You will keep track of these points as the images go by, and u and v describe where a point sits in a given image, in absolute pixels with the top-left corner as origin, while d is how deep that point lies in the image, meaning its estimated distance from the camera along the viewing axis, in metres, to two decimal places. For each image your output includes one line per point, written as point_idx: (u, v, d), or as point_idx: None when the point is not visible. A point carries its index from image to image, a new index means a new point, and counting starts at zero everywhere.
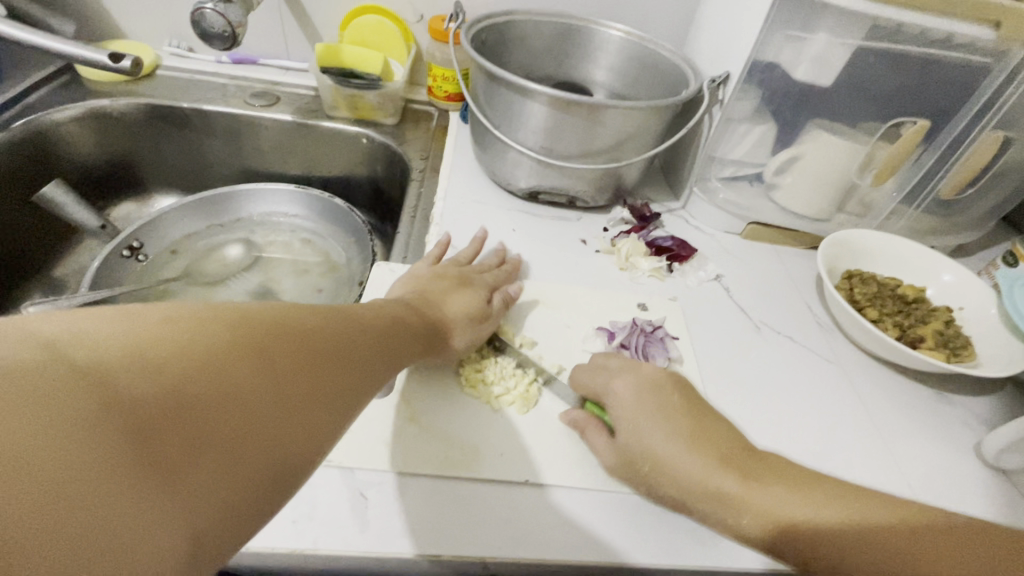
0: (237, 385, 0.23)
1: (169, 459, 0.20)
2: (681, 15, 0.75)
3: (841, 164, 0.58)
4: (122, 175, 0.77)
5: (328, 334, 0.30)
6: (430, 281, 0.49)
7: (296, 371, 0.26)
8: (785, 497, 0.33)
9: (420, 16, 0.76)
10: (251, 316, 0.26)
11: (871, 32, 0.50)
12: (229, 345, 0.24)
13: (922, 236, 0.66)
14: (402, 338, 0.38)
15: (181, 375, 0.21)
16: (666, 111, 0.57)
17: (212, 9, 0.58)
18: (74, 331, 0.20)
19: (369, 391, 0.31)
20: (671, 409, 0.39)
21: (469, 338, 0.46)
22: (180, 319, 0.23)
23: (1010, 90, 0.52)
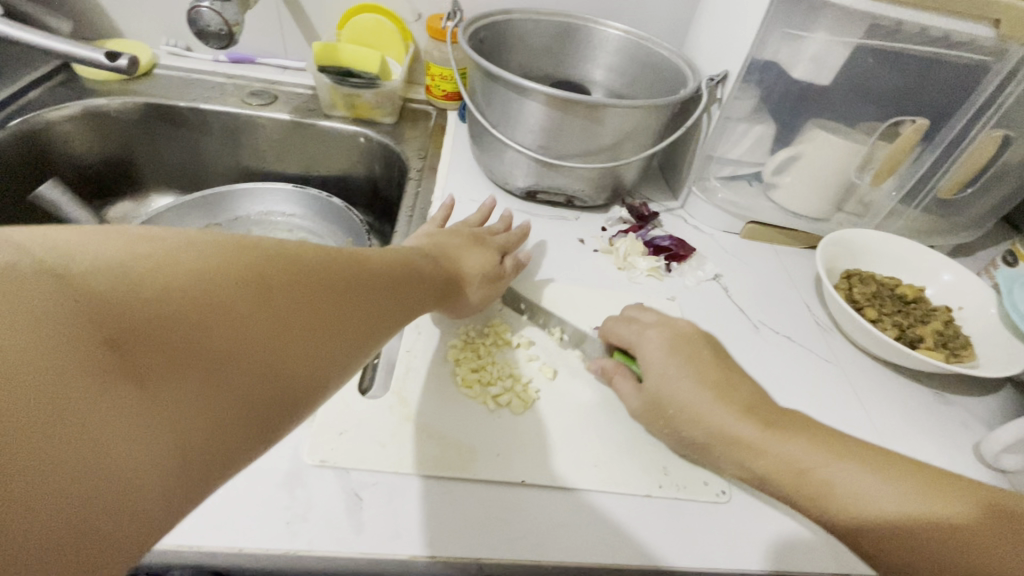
0: (231, 310, 0.24)
1: (153, 370, 0.21)
2: (679, 14, 0.75)
3: (840, 164, 0.57)
4: (120, 174, 0.77)
5: (331, 270, 0.30)
6: (446, 237, 0.49)
7: (292, 301, 0.26)
8: (800, 447, 0.33)
9: (418, 15, 0.76)
10: (250, 245, 0.27)
11: (870, 31, 0.50)
12: (221, 270, 0.24)
13: (921, 236, 0.66)
14: (414, 288, 0.38)
15: (169, 292, 0.22)
16: (664, 109, 0.57)
17: (208, 7, 0.58)
18: (78, 245, 0.21)
19: (372, 332, 0.31)
20: (702, 360, 0.40)
21: (482, 294, 0.48)
22: (174, 242, 0.24)
23: (1009, 91, 0.52)
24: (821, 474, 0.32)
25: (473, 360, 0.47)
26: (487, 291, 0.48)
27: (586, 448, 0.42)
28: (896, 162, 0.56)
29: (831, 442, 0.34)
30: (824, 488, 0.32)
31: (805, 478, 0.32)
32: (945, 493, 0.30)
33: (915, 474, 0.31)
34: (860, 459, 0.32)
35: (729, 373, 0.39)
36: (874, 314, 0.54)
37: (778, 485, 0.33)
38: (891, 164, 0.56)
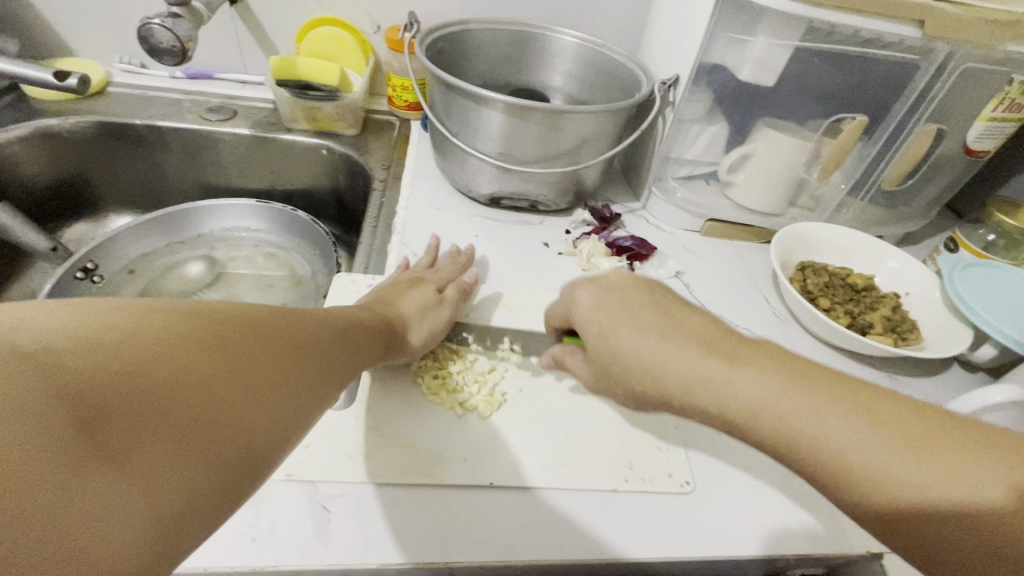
0: (196, 376, 0.23)
1: (124, 449, 0.20)
2: (633, 21, 0.77)
3: (789, 159, 0.60)
4: (74, 195, 0.75)
5: (286, 326, 0.30)
6: (384, 288, 0.49)
7: (254, 359, 0.26)
8: (767, 381, 0.30)
9: (376, 27, 0.77)
10: (202, 307, 0.27)
11: (807, 33, 0.52)
12: (182, 335, 0.24)
13: (870, 227, 0.69)
14: (364, 337, 0.38)
15: (133, 364, 0.22)
16: (618, 115, 0.58)
17: (159, 25, 0.57)
18: (26, 320, 0.20)
19: (333, 382, 0.32)
20: (639, 304, 0.37)
21: (425, 330, 0.46)
22: (130, 310, 0.23)
23: (939, 84, 0.54)
24: (790, 413, 0.28)
25: (439, 367, 0.47)
26: (437, 323, 0.47)
27: (553, 448, 0.43)
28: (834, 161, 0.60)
29: (795, 366, 0.30)
30: (817, 433, 0.27)
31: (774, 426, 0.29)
32: (908, 422, 0.27)
33: (881, 411, 0.28)
34: (824, 387, 0.29)
35: (677, 313, 0.36)
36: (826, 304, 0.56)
37: (740, 424, 0.30)
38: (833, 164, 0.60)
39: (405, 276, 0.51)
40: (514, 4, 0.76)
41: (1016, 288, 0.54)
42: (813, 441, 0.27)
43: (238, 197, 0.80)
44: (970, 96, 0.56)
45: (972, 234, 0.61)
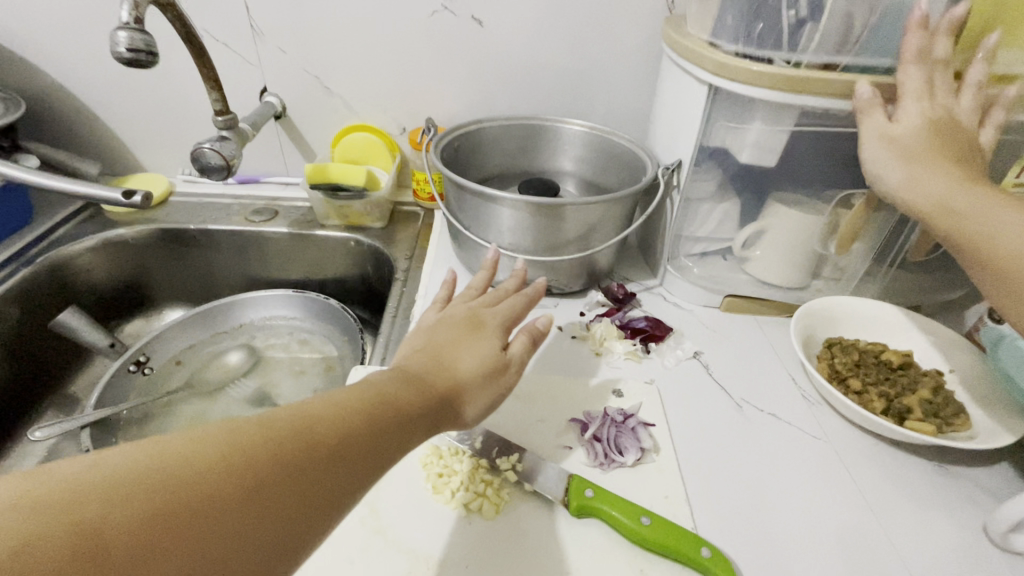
0: (180, 523, 0.23)
1: None
2: (640, 108, 0.81)
3: (897, 129, 0.49)
4: (135, 294, 0.83)
5: (224, 472, 0.26)
6: (442, 332, 0.46)
7: (147, 548, 0.22)
8: None
9: (402, 128, 0.85)
10: (95, 477, 0.23)
11: (802, 117, 0.53)
12: (40, 539, 0.20)
13: (906, 296, 0.65)
14: (367, 445, 0.32)
15: (116, 528, 0.22)
16: (623, 202, 0.60)
17: (210, 147, 0.65)
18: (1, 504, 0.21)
19: (286, 537, 0.26)
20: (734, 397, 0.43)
21: (483, 400, 0.42)
22: (116, 465, 0.24)
23: None
24: None
25: (444, 464, 0.46)
26: (495, 389, 0.43)
27: (561, 553, 0.41)
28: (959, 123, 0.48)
29: None
30: None
31: None
32: None
33: None
34: None
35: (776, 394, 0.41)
36: (952, 190, 0.44)
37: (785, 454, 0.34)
38: (950, 136, 0.48)
39: (463, 318, 0.49)
40: (525, 101, 0.82)
41: None
42: None
43: (277, 287, 0.86)
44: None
45: None
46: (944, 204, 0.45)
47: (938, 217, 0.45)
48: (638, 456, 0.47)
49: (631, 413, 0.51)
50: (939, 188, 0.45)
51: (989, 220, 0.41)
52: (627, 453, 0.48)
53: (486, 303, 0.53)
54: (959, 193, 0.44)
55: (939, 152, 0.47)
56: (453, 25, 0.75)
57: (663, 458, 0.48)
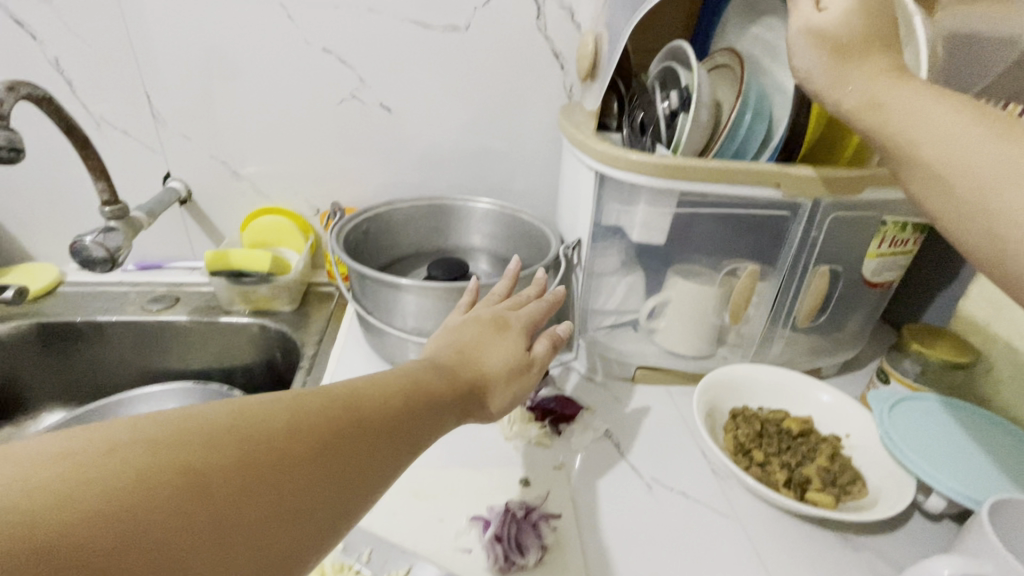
0: (218, 501, 0.24)
1: None
2: (550, 186, 0.84)
3: (826, 18, 0.39)
4: (8, 397, 0.74)
5: (260, 450, 0.27)
6: (467, 328, 0.47)
7: (227, 501, 0.24)
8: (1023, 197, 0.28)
9: (315, 210, 0.84)
10: (190, 426, 0.26)
11: (682, 200, 0.56)
12: (157, 474, 0.23)
13: (805, 359, 0.68)
14: (411, 430, 0.34)
15: (150, 502, 0.23)
16: (525, 279, 0.61)
17: (90, 240, 0.61)
18: (42, 470, 0.22)
19: (341, 509, 0.29)
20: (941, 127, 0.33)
21: (508, 395, 0.43)
22: (157, 439, 0.25)
23: (815, 230, 0.56)
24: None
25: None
26: (520, 386, 0.45)
27: None
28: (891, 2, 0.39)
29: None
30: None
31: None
32: None
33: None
34: None
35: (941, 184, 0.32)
36: (893, 90, 0.36)
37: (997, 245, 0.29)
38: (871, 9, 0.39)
39: (485, 314, 0.49)
40: (438, 181, 0.83)
41: (952, 425, 0.53)
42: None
43: (176, 379, 0.80)
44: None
45: (899, 366, 0.59)
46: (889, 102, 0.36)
47: (879, 121, 0.36)
48: (539, 558, 0.45)
49: (533, 507, 0.48)
50: (864, 67, 0.38)
51: (917, 100, 0.34)
52: (528, 554, 0.45)
53: (509, 306, 0.52)
54: (906, 90, 0.35)
55: (876, 43, 0.38)
56: (361, 112, 0.77)
57: (568, 554, 0.46)
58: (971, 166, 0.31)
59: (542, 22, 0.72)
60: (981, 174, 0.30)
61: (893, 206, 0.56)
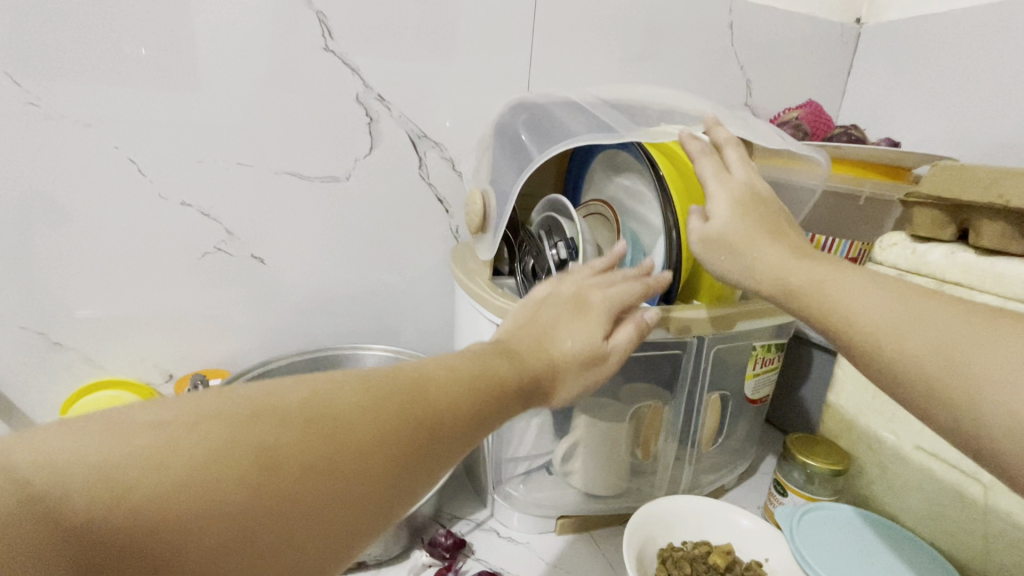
0: (324, 463, 0.28)
1: (259, 530, 0.25)
2: (444, 323, 0.82)
3: (713, 225, 0.48)
4: None
5: (365, 424, 0.30)
6: (551, 306, 0.50)
7: (334, 465, 0.28)
8: (919, 356, 0.33)
9: (168, 375, 0.72)
10: (273, 402, 0.29)
11: None
12: (283, 437, 0.27)
13: (710, 477, 0.70)
14: (473, 419, 0.35)
15: (275, 460, 0.27)
16: None
17: None
18: (203, 419, 0.27)
19: (423, 477, 0.32)
20: (845, 296, 0.38)
21: (579, 384, 0.47)
22: (290, 405, 0.29)
23: (703, 362, 0.61)
24: (938, 342, 0.32)
25: None
26: (589, 376, 0.47)
27: None
28: (764, 197, 0.48)
29: (926, 312, 0.34)
30: (958, 368, 0.31)
31: (943, 380, 0.31)
32: (959, 326, 0.32)
33: (938, 310, 0.34)
34: (929, 311, 0.34)
35: (856, 346, 0.37)
36: (809, 276, 0.42)
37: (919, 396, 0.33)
38: (749, 201, 0.48)
39: (568, 293, 0.51)
40: (323, 329, 0.77)
41: (850, 532, 0.57)
42: (951, 366, 0.31)
43: None
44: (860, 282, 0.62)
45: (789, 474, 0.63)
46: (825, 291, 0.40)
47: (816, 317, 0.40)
48: None
49: None
50: (749, 256, 0.46)
51: (804, 275, 0.42)
52: None
53: (594, 278, 0.53)
54: (835, 283, 0.40)
55: (757, 230, 0.47)
56: (228, 264, 0.70)
57: None
58: (905, 348, 0.34)
59: (424, 171, 0.75)
60: (921, 357, 0.33)
61: (758, 333, 0.63)
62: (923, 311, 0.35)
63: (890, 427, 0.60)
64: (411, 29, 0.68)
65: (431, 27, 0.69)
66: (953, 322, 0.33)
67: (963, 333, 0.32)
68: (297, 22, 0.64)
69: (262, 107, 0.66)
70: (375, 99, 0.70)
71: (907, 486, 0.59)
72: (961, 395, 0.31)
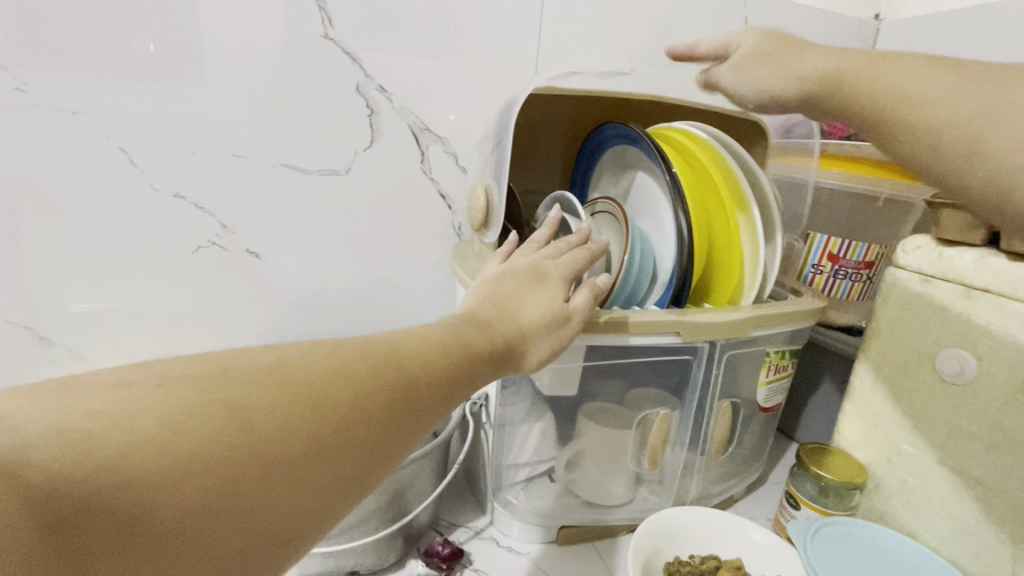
0: (300, 420, 0.27)
1: (234, 486, 0.25)
2: None
3: (739, 48, 0.50)
4: None
5: (341, 384, 0.30)
6: (505, 281, 0.48)
7: (309, 422, 0.28)
8: (972, 116, 0.38)
9: None
10: (244, 366, 0.28)
11: (590, 353, 0.55)
12: (255, 397, 0.27)
13: (718, 487, 0.67)
14: (449, 380, 0.35)
15: (249, 417, 0.26)
16: (435, 452, 0.56)
17: None
18: (170, 382, 0.26)
19: (403, 439, 0.31)
20: (892, 75, 0.42)
21: (547, 347, 0.45)
22: (260, 368, 0.29)
23: (714, 369, 0.59)
24: (991, 113, 0.38)
25: None
26: (556, 341, 0.45)
27: None
28: (783, 38, 0.48)
29: (974, 83, 0.39)
30: (1009, 133, 0.37)
31: (992, 135, 0.37)
32: (1009, 92, 0.38)
33: (982, 82, 0.39)
34: (975, 84, 0.39)
35: (892, 119, 0.42)
36: (858, 64, 0.43)
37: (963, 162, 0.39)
38: (778, 39, 0.48)
39: (522, 268, 0.50)
40: (322, 327, 0.75)
41: (867, 549, 0.55)
42: (1001, 138, 0.37)
43: None
44: (889, 272, 0.58)
45: (802, 487, 0.61)
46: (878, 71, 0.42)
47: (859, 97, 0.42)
48: None
49: None
50: (775, 67, 0.47)
51: (818, 55, 0.45)
52: None
53: (544, 250, 0.52)
54: (878, 63, 0.43)
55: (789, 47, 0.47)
56: (224, 259, 0.68)
57: None
58: (959, 115, 0.38)
59: (426, 166, 0.72)
60: (975, 116, 0.38)
61: (770, 340, 0.60)
62: (956, 82, 0.39)
63: (910, 440, 0.58)
64: (413, 19, 0.66)
65: (433, 16, 0.66)
66: (999, 96, 0.38)
67: (1012, 103, 0.37)
68: (295, 9, 0.62)
69: (257, 97, 0.63)
70: (375, 90, 0.67)
71: (929, 502, 0.57)
72: (997, 143, 0.37)
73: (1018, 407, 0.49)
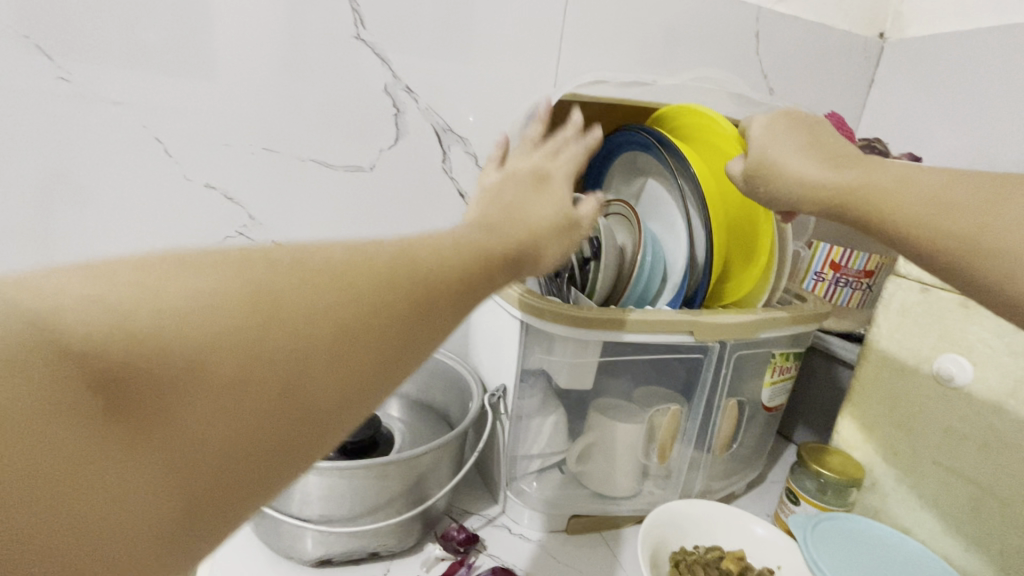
0: (326, 312, 0.24)
1: (255, 381, 0.22)
2: None
3: (756, 143, 0.48)
4: None
5: (367, 277, 0.26)
6: (513, 189, 0.49)
7: (335, 315, 0.24)
8: (954, 234, 0.35)
9: None
10: (258, 252, 0.25)
11: (606, 349, 0.57)
12: (274, 285, 0.23)
13: (722, 483, 0.70)
14: (477, 280, 0.32)
15: (270, 305, 0.23)
16: (455, 441, 0.58)
17: None
18: (182, 263, 0.23)
19: (433, 341, 0.28)
20: (882, 203, 0.39)
21: (562, 243, 0.46)
22: (275, 255, 0.25)
23: (723, 370, 0.61)
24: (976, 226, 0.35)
25: None
26: (568, 241, 0.47)
27: None
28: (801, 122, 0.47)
29: (949, 197, 0.36)
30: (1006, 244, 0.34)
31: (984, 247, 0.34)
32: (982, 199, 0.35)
33: (954, 194, 0.36)
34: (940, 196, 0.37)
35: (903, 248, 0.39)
36: (847, 178, 0.41)
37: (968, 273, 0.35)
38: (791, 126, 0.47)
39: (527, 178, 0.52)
40: None
41: (863, 544, 0.58)
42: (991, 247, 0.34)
43: None
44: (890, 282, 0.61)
45: (802, 482, 0.64)
46: (954, 210, 0.36)
47: (895, 220, 0.38)
48: None
49: None
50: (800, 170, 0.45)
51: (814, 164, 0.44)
52: None
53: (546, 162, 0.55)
54: (865, 189, 0.40)
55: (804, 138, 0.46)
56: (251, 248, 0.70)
57: None
58: (950, 241, 0.35)
59: (447, 165, 0.75)
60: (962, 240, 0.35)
61: (776, 342, 0.63)
62: (927, 186, 0.38)
63: (906, 441, 0.61)
64: (442, 25, 0.68)
65: (462, 23, 0.69)
66: None
67: (993, 207, 0.35)
68: (329, 11, 0.64)
69: (289, 94, 0.65)
70: (402, 90, 0.69)
71: (922, 500, 0.60)
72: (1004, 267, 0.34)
73: (1009, 412, 0.52)
